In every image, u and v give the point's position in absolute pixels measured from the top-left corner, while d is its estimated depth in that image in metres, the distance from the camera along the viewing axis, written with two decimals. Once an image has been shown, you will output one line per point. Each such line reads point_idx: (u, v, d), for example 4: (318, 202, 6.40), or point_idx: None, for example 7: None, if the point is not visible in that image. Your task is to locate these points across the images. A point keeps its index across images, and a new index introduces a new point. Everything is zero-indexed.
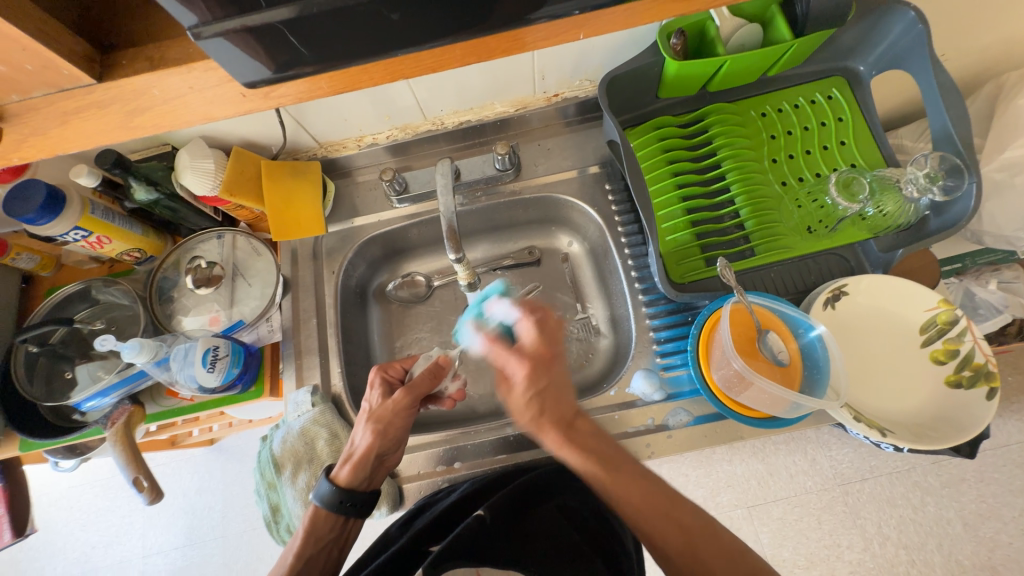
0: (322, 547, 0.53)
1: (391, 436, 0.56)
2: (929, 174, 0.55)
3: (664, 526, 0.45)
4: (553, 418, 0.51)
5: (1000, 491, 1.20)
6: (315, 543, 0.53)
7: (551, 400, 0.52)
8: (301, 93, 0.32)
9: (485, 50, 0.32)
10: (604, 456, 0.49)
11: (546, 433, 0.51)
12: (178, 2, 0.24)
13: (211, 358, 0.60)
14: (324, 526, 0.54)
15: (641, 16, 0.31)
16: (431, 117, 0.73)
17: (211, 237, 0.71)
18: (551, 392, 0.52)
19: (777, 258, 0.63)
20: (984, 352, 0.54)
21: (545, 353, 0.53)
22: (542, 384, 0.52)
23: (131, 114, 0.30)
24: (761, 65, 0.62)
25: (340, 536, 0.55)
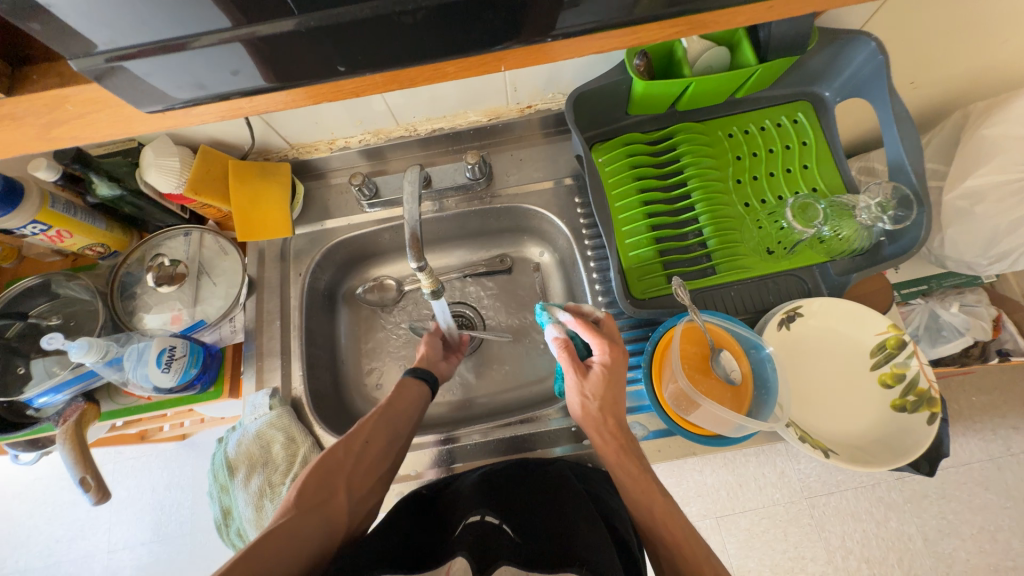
0: (391, 416, 0.60)
1: (436, 355, 0.72)
2: (880, 203, 0.57)
3: (640, 498, 0.53)
4: (618, 425, 0.57)
5: (960, 508, 1.23)
6: (389, 410, 0.61)
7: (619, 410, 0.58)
8: (223, 112, 0.32)
9: (409, 78, 0.32)
10: (635, 473, 0.54)
11: (627, 446, 0.56)
12: (65, 25, 0.24)
13: (167, 358, 0.59)
14: (399, 401, 0.62)
15: (562, 53, 0.32)
16: (404, 124, 0.73)
17: (177, 234, 0.71)
18: (608, 396, 0.58)
19: (737, 277, 0.64)
20: (928, 377, 0.55)
21: (619, 355, 0.59)
22: (613, 394, 0.57)
23: (48, 126, 0.30)
24: (727, 87, 0.63)
25: (408, 415, 0.62)
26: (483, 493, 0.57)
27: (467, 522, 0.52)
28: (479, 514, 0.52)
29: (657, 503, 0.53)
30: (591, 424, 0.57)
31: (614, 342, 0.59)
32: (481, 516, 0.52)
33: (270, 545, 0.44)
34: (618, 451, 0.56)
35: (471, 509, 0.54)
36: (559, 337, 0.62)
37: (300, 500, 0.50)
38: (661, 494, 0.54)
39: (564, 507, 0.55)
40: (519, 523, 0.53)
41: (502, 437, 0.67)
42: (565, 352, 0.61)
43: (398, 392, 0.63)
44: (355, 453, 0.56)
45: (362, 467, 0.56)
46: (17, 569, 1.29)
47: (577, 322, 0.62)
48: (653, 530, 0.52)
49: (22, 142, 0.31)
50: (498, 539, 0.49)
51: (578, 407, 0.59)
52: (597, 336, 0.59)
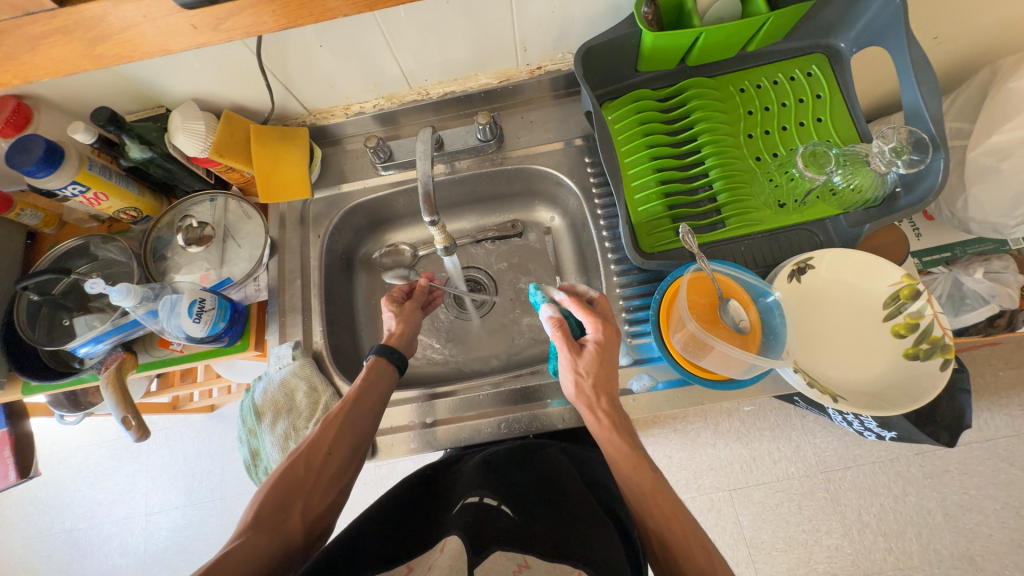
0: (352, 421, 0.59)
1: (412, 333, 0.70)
2: (895, 149, 0.56)
3: (634, 479, 0.54)
4: (610, 402, 0.57)
5: (982, 483, 1.21)
6: (352, 415, 0.59)
7: (609, 390, 0.58)
8: (247, 27, 0.38)
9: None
10: (628, 452, 0.54)
11: (619, 437, 0.55)
12: None
13: (198, 309, 0.63)
14: (363, 403, 0.60)
15: None
16: (416, 87, 0.75)
17: (203, 199, 0.75)
18: (600, 373, 0.58)
19: (747, 231, 0.64)
20: (942, 325, 0.55)
21: (612, 332, 0.59)
22: (601, 376, 0.58)
23: (92, 43, 0.36)
24: (738, 38, 0.63)
25: (371, 416, 0.60)
26: (482, 475, 0.58)
27: (465, 503, 0.53)
28: (476, 496, 0.53)
29: (647, 482, 0.53)
30: (585, 404, 0.57)
31: (609, 321, 0.60)
32: (479, 497, 0.53)
33: (226, 572, 0.45)
34: (611, 430, 0.56)
35: (471, 490, 0.55)
36: (554, 316, 0.61)
37: (260, 518, 0.50)
38: (653, 473, 0.54)
39: (569, 499, 0.57)
40: (518, 506, 0.54)
41: (513, 388, 0.69)
42: (559, 331, 0.60)
43: (364, 390, 0.61)
44: (317, 467, 0.55)
45: (324, 480, 0.55)
46: (64, 529, 1.39)
47: (571, 301, 0.61)
48: (644, 506, 0.52)
49: (69, 58, 0.36)
50: (495, 519, 0.50)
51: (570, 385, 0.59)
52: (591, 314, 0.59)
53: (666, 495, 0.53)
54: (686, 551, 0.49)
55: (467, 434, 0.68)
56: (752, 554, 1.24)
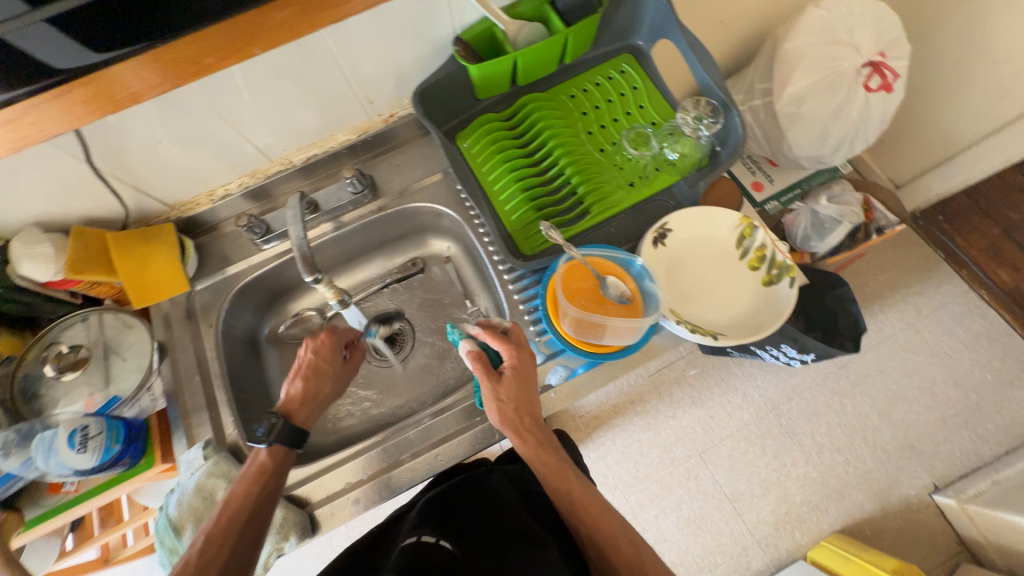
0: (247, 518, 0.54)
1: (315, 394, 0.66)
2: (696, 115, 0.69)
3: (561, 488, 0.58)
4: (533, 421, 0.60)
5: (899, 376, 1.35)
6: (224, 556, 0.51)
7: (532, 412, 0.61)
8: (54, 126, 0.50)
9: (179, 75, 0.51)
10: (553, 463, 0.59)
11: (545, 453, 0.59)
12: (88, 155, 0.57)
13: (80, 439, 0.58)
14: (238, 536, 0.52)
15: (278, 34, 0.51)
16: (277, 159, 0.77)
17: (74, 321, 0.70)
18: (521, 397, 0.60)
19: (610, 214, 0.71)
20: (783, 252, 0.65)
21: (526, 356, 0.61)
22: (522, 401, 0.60)
23: None
24: (552, 54, 0.71)
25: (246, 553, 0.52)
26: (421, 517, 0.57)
27: (404, 543, 0.51)
28: (414, 535, 0.52)
29: (575, 489, 0.58)
30: (511, 428, 0.59)
31: (522, 346, 0.62)
32: (418, 536, 0.52)
33: None
34: (536, 447, 0.60)
35: (409, 532, 0.54)
36: (472, 350, 0.61)
37: None
38: (580, 480, 0.59)
39: (505, 520, 0.58)
40: (456, 538, 0.53)
41: (444, 415, 0.68)
42: (478, 364, 0.61)
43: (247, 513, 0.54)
44: None
45: None
46: None
47: (486, 333, 0.62)
48: (575, 514, 0.56)
49: None
50: (432, 556, 0.49)
51: (494, 414, 0.60)
52: (505, 343, 0.61)
53: (592, 494, 0.58)
54: (614, 543, 0.54)
55: (409, 478, 0.65)
56: (737, 508, 1.29)
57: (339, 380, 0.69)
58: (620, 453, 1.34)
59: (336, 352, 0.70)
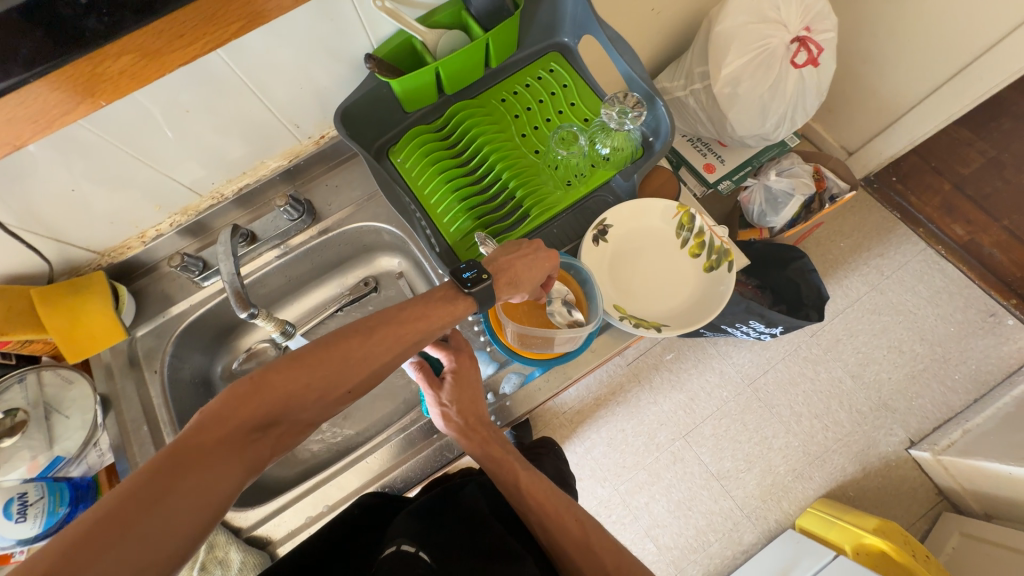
0: (339, 356, 0.48)
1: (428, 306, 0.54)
2: (619, 109, 0.66)
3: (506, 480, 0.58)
4: (479, 422, 0.59)
5: (867, 338, 1.38)
6: (304, 387, 0.46)
7: (479, 411, 0.60)
8: None
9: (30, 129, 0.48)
10: (499, 457, 0.59)
11: (494, 448, 0.59)
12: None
13: (19, 507, 0.57)
14: (321, 375, 0.47)
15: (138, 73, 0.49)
16: (208, 193, 0.75)
17: (11, 383, 0.66)
18: (466, 399, 0.60)
19: (550, 215, 0.71)
20: (721, 236, 0.66)
21: (466, 360, 0.60)
22: (466, 401, 0.59)
23: None
24: (476, 61, 0.70)
25: (324, 394, 0.48)
26: (406, 523, 0.56)
27: (383, 555, 0.51)
28: (394, 546, 0.51)
29: (519, 473, 0.58)
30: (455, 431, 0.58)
31: (462, 348, 0.61)
32: (398, 546, 0.51)
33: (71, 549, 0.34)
34: (484, 445, 0.59)
35: (390, 542, 0.53)
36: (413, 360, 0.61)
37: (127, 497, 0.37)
38: (523, 467, 0.59)
39: (483, 534, 0.58)
40: (435, 548, 0.53)
41: (403, 436, 0.67)
42: (421, 374, 0.60)
43: (338, 354, 0.48)
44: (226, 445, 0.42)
45: (227, 458, 0.42)
46: None
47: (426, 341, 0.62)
48: (524, 502, 0.57)
49: None
50: (411, 566, 0.49)
51: (440, 420, 0.59)
52: (444, 349, 0.60)
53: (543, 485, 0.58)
54: (561, 524, 0.55)
55: None
56: (725, 485, 1.31)
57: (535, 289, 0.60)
58: (606, 444, 1.35)
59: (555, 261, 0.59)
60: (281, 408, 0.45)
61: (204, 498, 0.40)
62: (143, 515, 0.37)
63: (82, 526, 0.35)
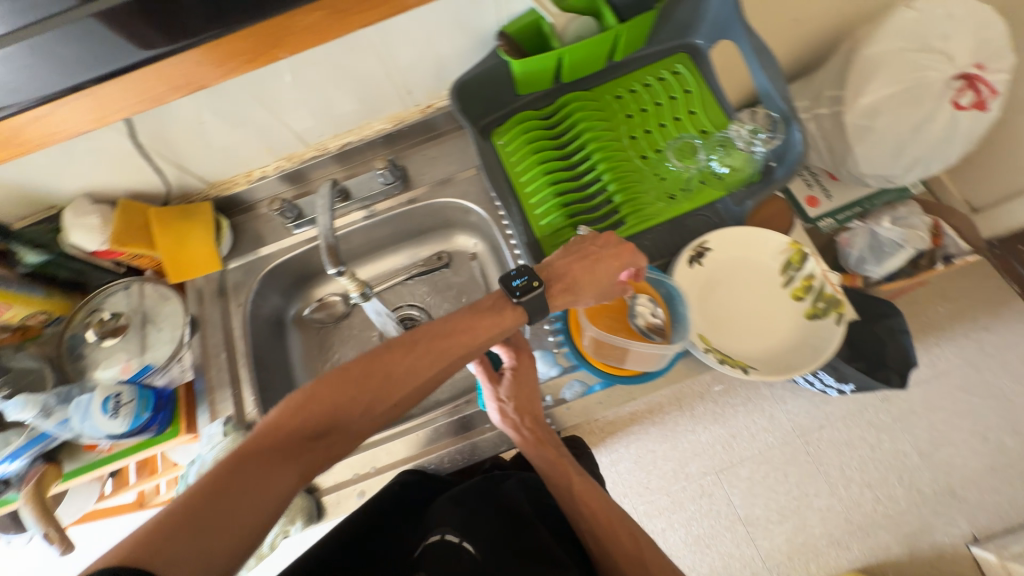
0: (381, 369, 0.52)
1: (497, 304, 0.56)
2: (753, 128, 0.63)
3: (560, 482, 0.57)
4: (534, 421, 0.59)
5: (947, 416, 1.22)
6: (351, 394, 0.51)
7: (533, 409, 0.59)
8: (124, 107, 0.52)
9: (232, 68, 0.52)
10: (552, 458, 0.58)
11: (546, 447, 0.58)
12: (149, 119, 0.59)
13: (113, 405, 0.62)
14: (367, 384, 0.51)
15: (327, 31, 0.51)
16: (314, 144, 0.77)
17: (117, 289, 0.73)
18: (522, 397, 0.59)
19: (646, 226, 0.67)
20: (832, 283, 0.60)
21: (525, 357, 0.60)
22: (522, 399, 0.59)
23: None
24: (601, 52, 0.66)
25: (371, 401, 0.51)
26: (450, 507, 0.58)
27: (428, 543, 0.53)
28: (438, 534, 0.53)
29: (574, 480, 0.57)
30: (510, 427, 0.58)
31: (522, 346, 0.61)
32: (442, 535, 0.53)
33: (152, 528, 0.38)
34: (538, 444, 0.58)
35: (433, 528, 0.55)
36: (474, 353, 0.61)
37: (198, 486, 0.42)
38: (577, 471, 0.59)
39: (526, 532, 0.58)
40: (480, 540, 0.54)
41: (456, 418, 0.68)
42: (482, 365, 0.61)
43: (382, 363, 0.52)
44: (283, 446, 0.47)
45: (282, 462, 0.46)
46: None
47: None
48: (575, 508, 0.57)
49: None
50: (455, 558, 0.50)
51: (496, 414, 0.59)
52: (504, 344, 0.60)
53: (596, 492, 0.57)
54: (614, 535, 0.54)
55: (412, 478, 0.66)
56: (750, 532, 1.19)
57: (598, 295, 0.56)
58: (633, 462, 1.23)
59: (622, 270, 0.56)
60: (333, 411, 0.49)
61: (265, 495, 0.43)
62: (209, 511, 0.40)
63: (159, 521, 0.39)
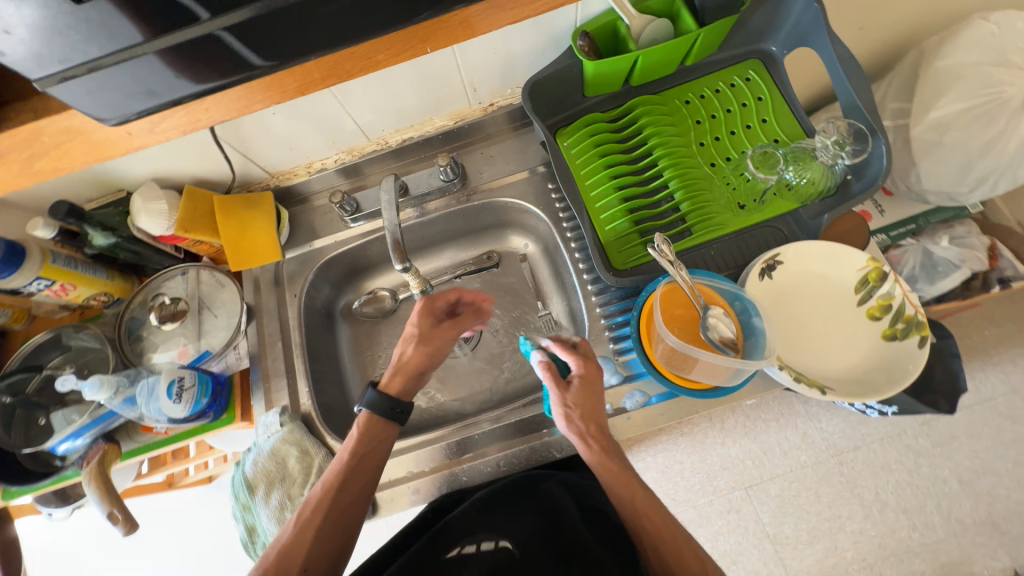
0: (339, 491, 0.56)
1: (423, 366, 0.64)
2: (837, 140, 0.60)
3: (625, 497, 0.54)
4: (600, 431, 0.56)
5: (992, 444, 1.09)
6: (328, 520, 0.54)
7: (597, 419, 0.57)
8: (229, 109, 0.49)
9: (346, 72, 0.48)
10: (619, 471, 0.55)
11: (612, 460, 0.55)
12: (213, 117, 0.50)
13: (176, 390, 0.62)
14: (335, 502, 0.55)
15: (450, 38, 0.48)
16: (375, 138, 0.77)
17: (175, 274, 0.74)
18: (587, 406, 0.58)
19: (715, 235, 0.65)
20: (913, 304, 0.57)
21: (593, 366, 0.59)
22: (587, 408, 0.57)
23: None
24: (675, 55, 0.65)
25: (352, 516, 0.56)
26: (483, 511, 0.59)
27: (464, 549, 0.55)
28: (475, 542, 0.55)
29: (639, 496, 0.54)
30: (576, 435, 0.56)
31: (590, 356, 0.60)
32: (478, 542, 0.55)
33: None
34: (602, 455, 0.55)
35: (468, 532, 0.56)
36: (542, 358, 0.61)
37: None
38: (642, 488, 0.55)
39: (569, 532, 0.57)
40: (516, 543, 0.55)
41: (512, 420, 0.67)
42: (548, 372, 0.59)
43: (346, 477, 0.56)
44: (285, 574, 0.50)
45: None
46: None
47: (557, 344, 0.62)
48: (637, 521, 0.53)
49: None
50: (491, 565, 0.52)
51: (560, 421, 0.58)
52: (572, 352, 0.60)
53: (657, 507, 0.53)
54: (677, 552, 0.50)
55: (465, 478, 0.66)
56: (779, 552, 1.08)
57: (416, 340, 0.64)
58: (659, 472, 1.13)
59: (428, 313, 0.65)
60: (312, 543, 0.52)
61: None
62: None
63: None
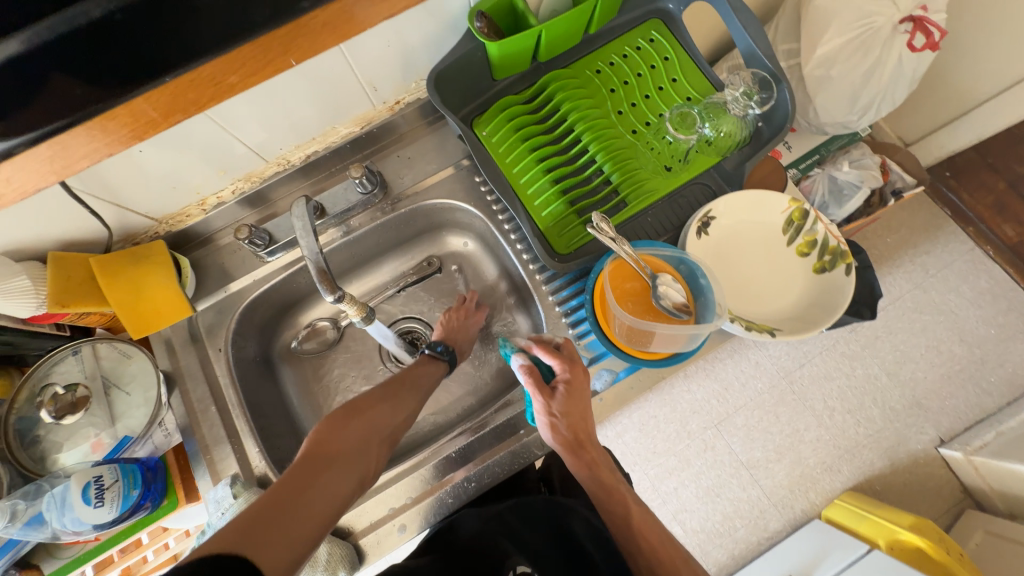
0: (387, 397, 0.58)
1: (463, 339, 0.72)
2: (745, 92, 0.62)
3: (615, 511, 0.55)
4: (588, 440, 0.56)
5: (906, 336, 1.21)
6: (373, 416, 0.55)
7: (585, 428, 0.57)
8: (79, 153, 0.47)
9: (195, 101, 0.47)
10: (606, 482, 0.56)
11: (600, 468, 0.56)
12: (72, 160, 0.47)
13: (95, 492, 0.54)
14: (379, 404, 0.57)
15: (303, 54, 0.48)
16: (273, 159, 0.68)
17: (64, 355, 0.62)
18: (577, 415, 0.57)
19: (649, 202, 0.66)
20: (835, 235, 0.61)
21: (579, 369, 0.57)
22: (576, 414, 0.56)
23: None
24: (577, 25, 0.63)
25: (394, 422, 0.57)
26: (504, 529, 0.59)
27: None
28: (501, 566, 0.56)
29: (630, 504, 0.55)
30: (563, 444, 0.55)
31: (576, 360, 0.58)
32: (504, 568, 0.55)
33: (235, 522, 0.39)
34: (590, 467, 0.56)
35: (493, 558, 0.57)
36: (523, 362, 0.58)
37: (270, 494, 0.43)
38: (632, 498, 0.56)
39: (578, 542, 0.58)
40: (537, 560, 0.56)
41: (487, 430, 0.65)
42: (531, 376, 0.57)
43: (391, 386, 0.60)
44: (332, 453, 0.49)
45: (344, 463, 0.50)
46: None
47: (538, 346, 0.59)
48: (627, 537, 0.53)
49: None
50: None
51: (546, 430, 0.56)
52: (557, 355, 0.57)
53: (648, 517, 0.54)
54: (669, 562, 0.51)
55: (452, 500, 0.63)
56: (754, 475, 1.15)
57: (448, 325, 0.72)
58: (637, 430, 1.19)
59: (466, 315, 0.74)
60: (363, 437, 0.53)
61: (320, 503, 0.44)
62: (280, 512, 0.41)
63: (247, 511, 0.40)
